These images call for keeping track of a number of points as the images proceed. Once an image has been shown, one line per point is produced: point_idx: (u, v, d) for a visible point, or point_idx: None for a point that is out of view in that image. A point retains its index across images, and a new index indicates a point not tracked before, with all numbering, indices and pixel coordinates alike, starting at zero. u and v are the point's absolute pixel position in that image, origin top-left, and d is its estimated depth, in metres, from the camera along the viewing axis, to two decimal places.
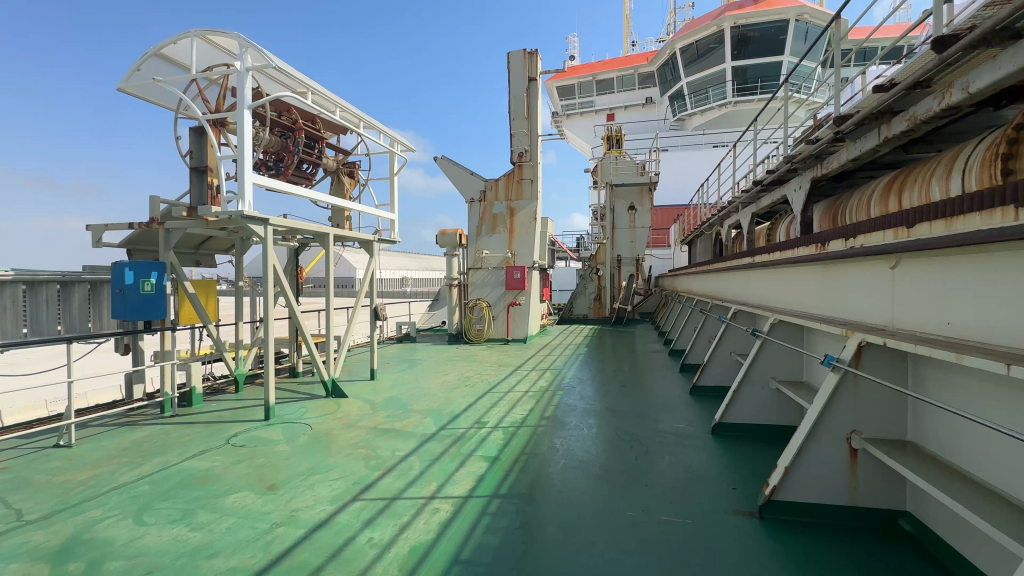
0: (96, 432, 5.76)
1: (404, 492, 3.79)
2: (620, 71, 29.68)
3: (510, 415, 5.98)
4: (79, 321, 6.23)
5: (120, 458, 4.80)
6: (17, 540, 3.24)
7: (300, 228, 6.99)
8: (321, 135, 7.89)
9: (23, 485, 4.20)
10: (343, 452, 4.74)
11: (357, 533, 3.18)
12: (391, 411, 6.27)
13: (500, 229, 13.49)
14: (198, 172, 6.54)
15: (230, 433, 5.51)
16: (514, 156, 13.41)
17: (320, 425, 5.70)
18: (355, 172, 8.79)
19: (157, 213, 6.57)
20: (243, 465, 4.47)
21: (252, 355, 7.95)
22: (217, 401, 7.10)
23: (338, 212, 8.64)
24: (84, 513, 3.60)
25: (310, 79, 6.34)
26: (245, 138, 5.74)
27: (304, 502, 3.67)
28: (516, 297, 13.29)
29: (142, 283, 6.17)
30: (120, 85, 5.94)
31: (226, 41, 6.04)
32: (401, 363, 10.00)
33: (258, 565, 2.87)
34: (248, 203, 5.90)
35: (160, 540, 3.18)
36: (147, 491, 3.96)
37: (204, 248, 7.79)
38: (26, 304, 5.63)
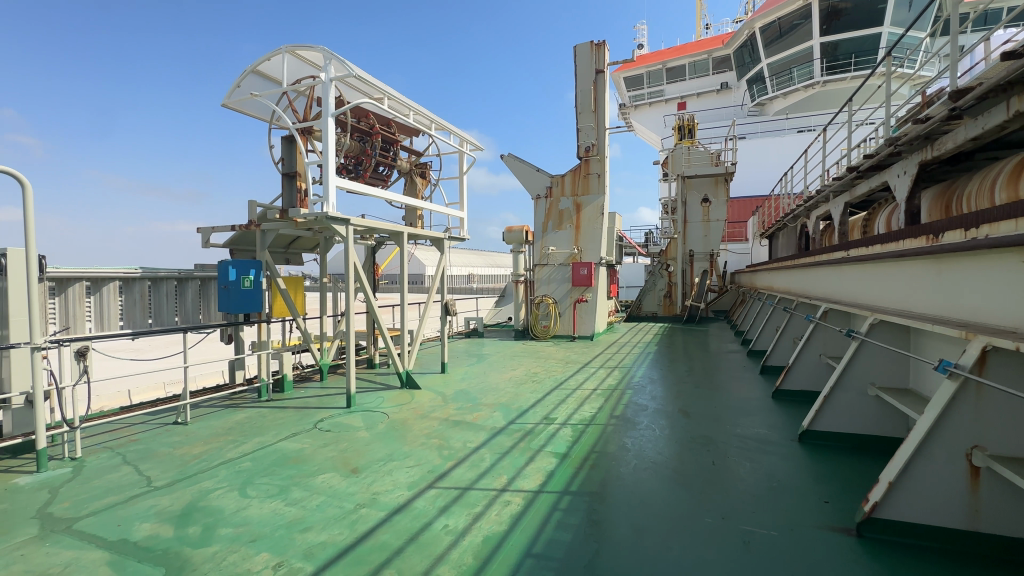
0: (206, 413, 6.47)
1: (477, 483, 3.90)
2: (692, 57, 28.13)
3: (578, 412, 5.93)
4: (193, 312, 7.03)
5: (225, 436, 5.37)
6: (147, 503, 3.73)
7: (377, 227, 7.38)
8: (396, 138, 8.26)
9: (151, 455, 4.82)
10: (417, 441, 4.96)
11: (434, 519, 3.32)
12: (461, 404, 6.46)
13: (566, 225, 13.40)
14: (289, 177, 7.09)
15: (316, 418, 5.96)
16: (580, 151, 13.23)
17: (396, 414, 6.00)
18: (427, 172, 9.12)
19: (254, 216, 7.23)
20: (330, 448, 4.83)
21: (335, 347, 8.52)
22: (305, 388, 7.72)
23: (411, 212, 9.01)
24: (198, 483, 4.07)
25: (386, 84, 6.65)
26: (329, 144, 6.15)
27: (384, 486, 3.89)
28: (583, 294, 13.15)
29: (243, 279, 6.83)
30: (224, 102, 6.64)
31: (312, 54, 6.50)
32: (470, 357, 10.27)
33: (345, 542, 3.08)
34: (332, 204, 6.32)
35: (262, 512, 3.51)
36: (249, 467, 4.39)
37: (294, 247, 8.46)
38: (151, 297, 6.45)
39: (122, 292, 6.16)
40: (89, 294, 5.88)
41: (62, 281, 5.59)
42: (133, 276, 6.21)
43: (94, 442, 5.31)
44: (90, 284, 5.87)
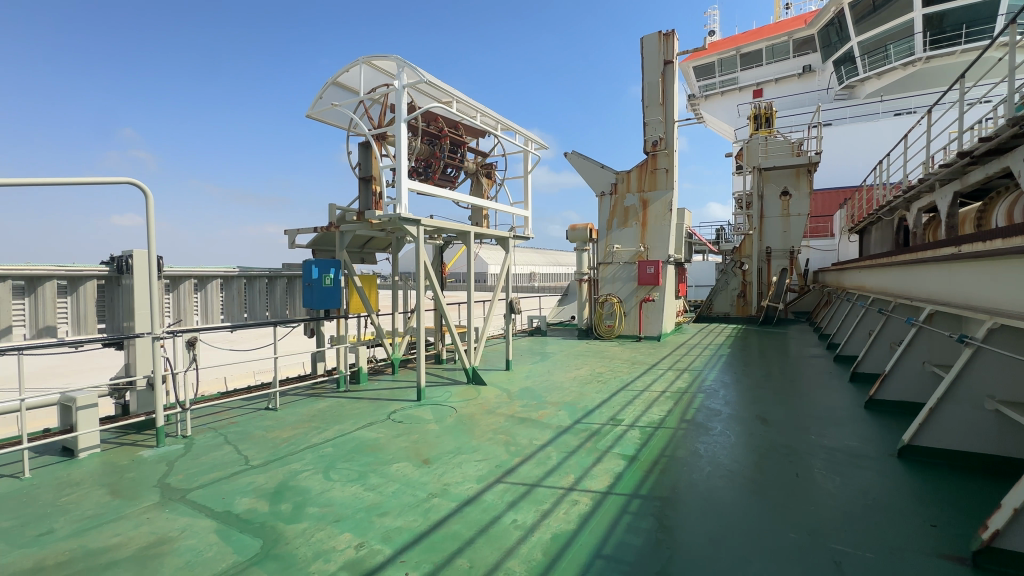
0: (292, 400, 7.02)
1: (544, 480, 3.93)
2: (770, 40, 26.24)
3: (646, 414, 5.78)
4: (280, 308, 7.66)
5: (309, 423, 5.79)
6: (246, 480, 4.13)
7: (446, 227, 7.63)
8: (463, 140, 8.47)
9: (248, 437, 5.32)
10: (484, 436, 5.07)
11: (502, 513, 3.39)
12: (526, 401, 6.52)
13: (632, 222, 13.08)
14: (365, 181, 7.51)
15: (389, 409, 6.28)
16: (646, 146, 12.84)
17: (463, 409, 6.17)
18: (493, 172, 9.27)
19: (334, 218, 7.73)
20: (402, 438, 5.06)
21: (405, 342, 8.89)
22: (378, 380, 8.16)
23: (477, 211, 9.20)
24: (288, 464, 4.43)
25: (454, 88, 6.85)
26: (401, 149, 6.43)
27: (454, 478, 4.02)
28: (649, 293, 12.76)
29: (323, 278, 7.34)
30: (308, 113, 7.17)
31: (386, 63, 6.84)
32: (534, 355, 10.31)
33: (419, 529, 3.22)
34: (404, 206, 6.61)
35: (344, 495, 3.77)
36: (331, 452, 4.72)
37: (368, 247, 8.94)
38: (246, 294, 7.10)
39: (223, 289, 6.81)
40: (196, 291, 6.53)
41: (175, 278, 6.25)
42: (232, 274, 6.86)
43: (200, 423, 5.94)
44: (197, 281, 6.52)
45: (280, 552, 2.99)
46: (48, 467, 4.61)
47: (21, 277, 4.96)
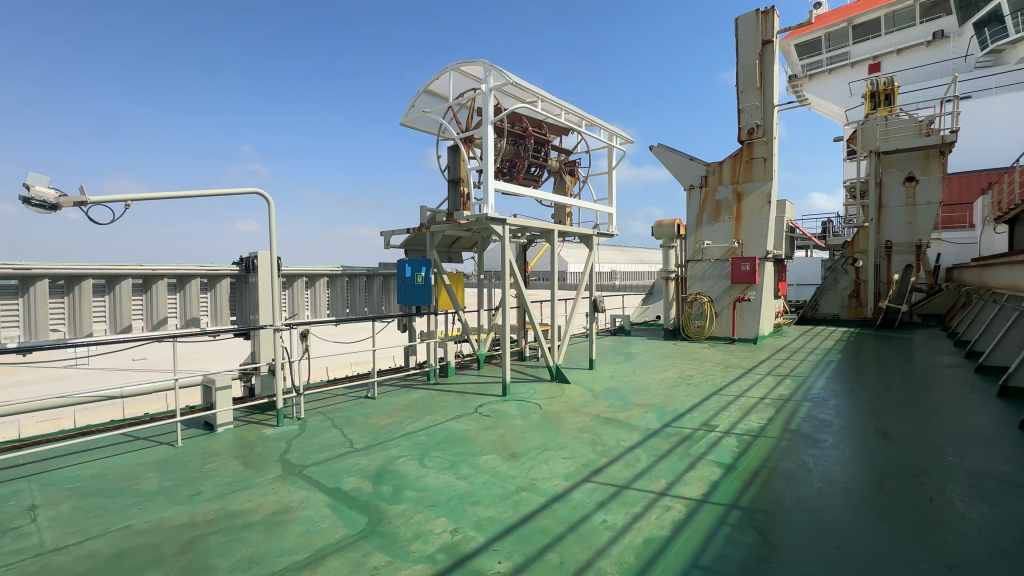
0: (388, 391, 7.53)
1: (634, 483, 3.84)
2: (890, 7, 23.00)
3: (744, 421, 5.40)
4: (377, 304, 8.25)
5: (404, 412, 6.17)
6: (352, 461, 4.50)
7: (530, 226, 7.72)
8: (547, 138, 8.49)
9: (351, 422, 5.80)
10: (571, 434, 5.06)
11: (592, 512, 3.37)
12: (612, 402, 6.40)
13: (724, 216, 12.27)
14: (453, 184, 7.82)
15: (476, 403, 6.49)
16: (741, 134, 11.96)
17: (548, 407, 6.20)
18: (575, 169, 9.18)
19: (425, 220, 8.15)
20: (490, 432, 5.22)
21: (490, 339, 9.12)
22: (465, 375, 8.48)
23: (560, 209, 9.17)
24: (387, 450, 4.77)
25: (539, 88, 6.90)
26: (488, 150, 6.62)
27: (542, 474, 4.06)
28: (744, 292, 11.88)
29: (415, 276, 7.76)
30: (402, 121, 7.66)
31: (474, 69, 7.07)
32: (618, 355, 10.07)
33: (509, 520, 3.31)
34: (490, 206, 6.79)
35: (438, 482, 3.98)
36: (425, 441, 4.99)
37: (455, 247, 9.28)
38: (348, 291, 7.73)
39: (329, 287, 7.47)
40: (308, 288, 7.21)
41: (290, 277, 6.97)
42: (336, 273, 7.50)
43: (312, 407, 6.59)
44: (308, 279, 7.19)
45: (384, 530, 3.23)
46: (195, 439, 5.39)
47: (172, 276, 5.82)
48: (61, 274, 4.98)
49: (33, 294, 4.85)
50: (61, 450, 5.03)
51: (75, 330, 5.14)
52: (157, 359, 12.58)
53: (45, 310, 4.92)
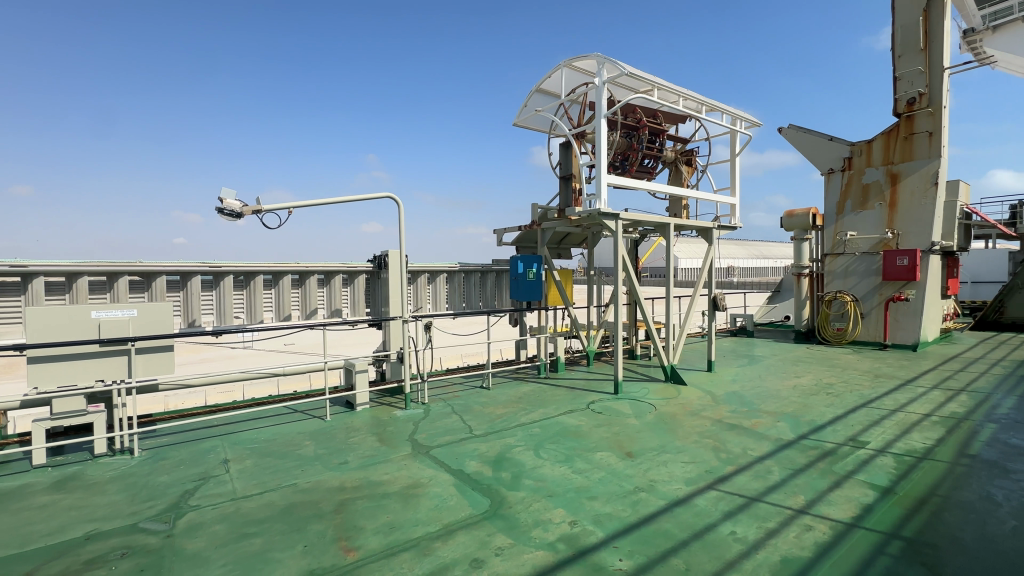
0: (501, 382, 7.83)
1: (766, 496, 3.54)
2: None
3: (903, 441, 4.65)
4: (490, 299, 8.63)
5: (517, 404, 6.39)
6: (472, 446, 4.78)
7: (643, 220, 7.46)
8: (662, 128, 8.10)
9: (470, 410, 6.16)
10: (690, 438, 4.82)
11: (718, 522, 3.18)
12: (735, 407, 5.95)
13: (874, 203, 10.64)
14: (564, 180, 7.85)
15: (588, 399, 6.48)
16: (898, 106, 10.26)
17: (663, 408, 5.96)
18: (693, 159, 8.63)
19: (536, 216, 8.33)
20: (604, 429, 5.18)
21: (599, 336, 8.99)
22: (574, 371, 8.49)
23: (676, 201, 8.69)
24: (504, 438, 4.98)
25: (656, 76, 6.61)
26: (601, 145, 6.53)
27: (660, 476, 3.93)
28: (899, 291, 10.22)
29: (527, 272, 7.95)
30: (515, 121, 7.91)
31: (586, 63, 7.02)
32: (740, 358, 9.30)
33: (629, 519, 3.27)
34: (604, 200, 6.69)
35: (554, 473, 4.06)
36: (539, 433, 5.12)
37: (564, 243, 9.26)
38: (464, 286, 8.19)
39: (447, 282, 7.98)
40: (429, 283, 7.77)
41: (415, 273, 7.58)
42: (454, 269, 7.98)
43: (434, 394, 7.12)
44: (429, 275, 7.75)
45: (506, 514, 3.39)
46: (340, 415, 6.16)
47: (321, 272, 6.70)
48: (241, 271, 6.04)
49: (222, 287, 5.96)
50: (241, 416, 6.10)
51: (251, 317, 6.18)
52: (306, 344, 14.54)
53: (230, 300, 6.01)
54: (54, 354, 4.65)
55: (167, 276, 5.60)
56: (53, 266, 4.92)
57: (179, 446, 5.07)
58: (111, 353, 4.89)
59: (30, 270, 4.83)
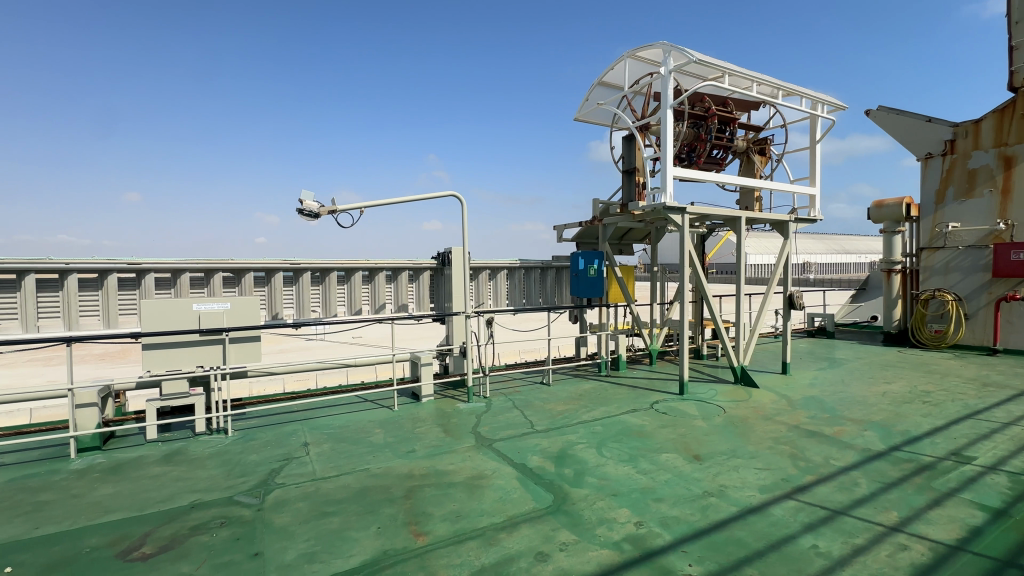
0: (561, 379, 7.81)
1: (853, 510, 3.28)
2: None
3: (1021, 458, 4.12)
4: (550, 295, 8.62)
5: (578, 401, 6.35)
6: (533, 441, 4.82)
7: (712, 214, 7.11)
8: (734, 116, 7.66)
9: (530, 405, 6.21)
10: (764, 444, 4.56)
11: (798, 533, 3.00)
12: (814, 413, 5.54)
13: (983, 190, 9.45)
14: (628, 174, 7.66)
15: (651, 399, 6.31)
16: (1014, 80, 9.03)
17: (733, 411, 5.67)
18: (767, 148, 8.10)
19: (598, 212, 8.20)
20: (669, 430, 5.02)
21: (663, 334, 8.70)
22: (636, 369, 8.29)
23: (748, 193, 8.20)
24: (566, 435, 4.97)
25: (728, 61, 6.26)
26: (667, 136, 6.29)
27: (732, 481, 3.76)
28: (1013, 290, 9.02)
29: (588, 269, 7.88)
30: (577, 116, 7.83)
31: (651, 53, 6.80)
32: (819, 361, 8.65)
33: (699, 523, 3.15)
34: (669, 194, 6.46)
35: (618, 472, 4.00)
36: (601, 431, 5.06)
37: (626, 239, 9.03)
38: (525, 282, 8.24)
39: (508, 278, 8.06)
40: (490, 279, 7.88)
41: (477, 269, 7.73)
42: (514, 265, 8.05)
43: (495, 388, 7.24)
44: (491, 271, 7.87)
45: (569, 510, 3.39)
46: (407, 405, 6.44)
47: (389, 269, 7.00)
48: (317, 268, 6.44)
49: (301, 282, 6.40)
50: (318, 403, 6.53)
51: (326, 311, 6.57)
52: (373, 338, 15.29)
53: (308, 295, 6.44)
54: (163, 342, 5.23)
55: (254, 272, 6.10)
56: (161, 263, 5.53)
57: (265, 428, 5.52)
58: (208, 341, 5.42)
59: (143, 267, 5.47)
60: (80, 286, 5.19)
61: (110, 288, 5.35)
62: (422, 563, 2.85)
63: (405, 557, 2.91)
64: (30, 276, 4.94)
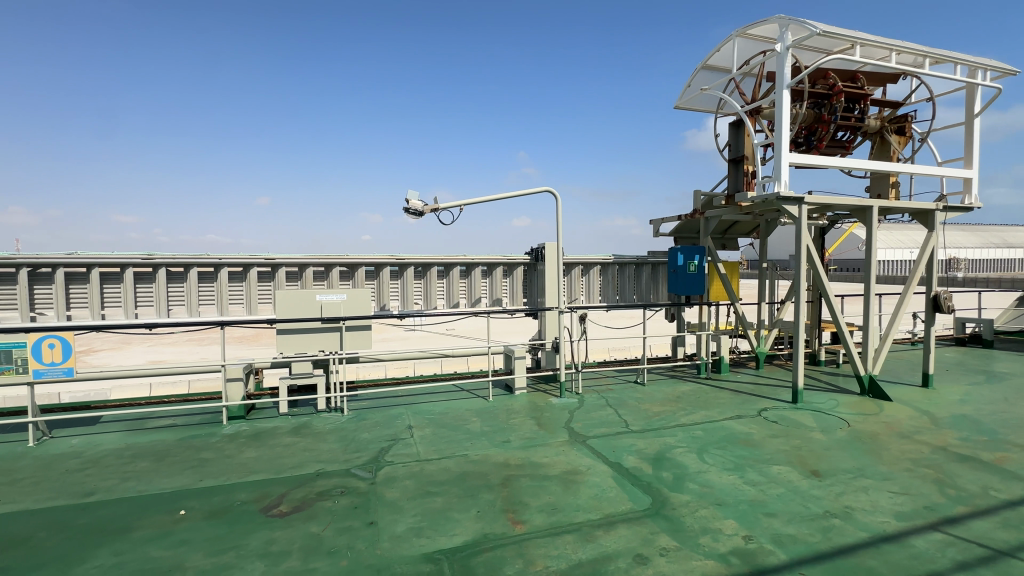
0: (657, 379, 7.51)
1: (1022, 552, 2.76)
2: None
3: None
4: (646, 292, 8.31)
5: (675, 403, 6.06)
6: (629, 441, 4.70)
7: (836, 203, 6.34)
8: (865, 92, 6.74)
9: (624, 404, 6.06)
10: (900, 465, 4.00)
11: (948, 572, 2.59)
12: (967, 435, 4.73)
13: None
14: (734, 163, 7.14)
15: (759, 406, 5.83)
16: None
17: (860, 425, 5.04)
18: (908, 126, 7.01)
19: (700, 204, 7.73)
20: (780, 440, 4.61)
21: (772, 337, 7.96)
22: (741, 373, 7.70)
23: (881, 179, 7.17)
24: (663, 437, 4.78)
25: (860, 30, 5.52)
26: (783, 119, 5.73)
27: (859, 503, 3.35)
28: None
29: (687, 265, 7.48)
30: (678, 104, 7.45)
31: (764, 29, 6.23)
32: (972, 374, 7.35)
33: (819, 546, 2.86)
34: (784, 183, 5.89)
35: (723, 481, 3.76)
36: (702, 436, 4.79)
37: (731, 233, 8.41)
38: (618, 278, 8.04)
39: (601, 274, 7.93)
40: (583, 275, 7.81)
41: (570, 264, 7.70)
42: (608, 261, 7.89)
43: (587, 385, 7.17)
44: (583, 267, 7.79)
45: (669, 515, 3.27)
46: (501, 397, 6.62)
47: (484, 264, 7.23)
48: (420, 263, 6.85)
49: (405, 276, 6.85)
50: (419, 390, 6.96)
51: (427, 303, 6.97)
52: (466, 330, 15.93)
53: (411, 288, 6.87)
54: (293, 328, 5.94)
55: (366, 267, 6.66)
56: (290, 258, 6.25)
57: (374, 410, 6.03)
58: (328, 329, 6.04)
59: (277, 262, 6.22)
60: (229, 277, 6.07)
61: (252, 279, 6.17)
62: (521, 550, 2.93)
63: (505, 543, 3.01)
64: (193, 270, 5.89)
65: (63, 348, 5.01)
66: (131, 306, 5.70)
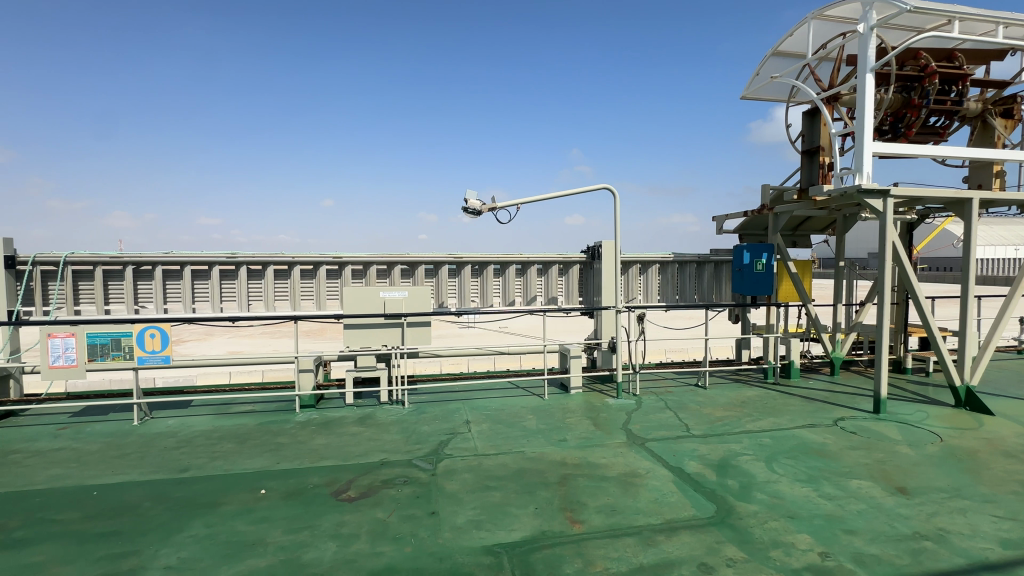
0: (719, 382, 7.19)
1: None
2: None
3: None
4: (708, 292, 7.97)
5: (740, 409, 5.78)
6: (691, 446, 4.54)
7: (927, 196, 5.77)
8: (964, 71, 6.09)
9: (685, 407, 5.86)
10: (1005, 487, 3.59)
11: None
12: None
13: None
14: (808, 154, 6.68)
15: (835, 415, 5.43)
16: None
17: (954, 440, 4.57)
18: (1017, 107, 6.26)
19: (768, 199, 7.30)
20: (861, 453, 4.27)
21: (850, 341, 7.37)
22: (813, 379, 7.20)
23: (982, 168, 6.45)
24: (728, 443, 4.57)
25: (959, 3, 4.98)
26: (866, 106, 5.29)
27: (956, 526, 3.04)
28: None
29: (754, 264, 7.10)
30: (744, 94, 7.08)
31: (844, 9, 5.78)
32: None
33: (908, 569, 2.63)
34: (866, 175, 5.44)
35: (795, 493, 3.54)
36: (770, 444, 4.54)
37: (804, 229, 7.88)
38: (678, 277, 7.76)
39: (660, 273, 7.68)
40: (640, 274, 7.61)
41: (627, 263, 7.54)
42: (667, 260, 7.63)
43: (645, 386, 6.99)
44: (641, 266, 7.59)
45: (736, 524, 3.13)
46: (556, 395, 6.61)
47: (540, 262, 7.24)
48: (477, 261, 6.99)
49: (463, 274, 7.00)
50: (476, 386, 7.10)
51: (484, 301, 7.09)
52: (519, 328, 16.03)
53: (468, 286, 7.01)
54: (358, 323, 6.23)
55: (426, 265, 6.86)
56: (356, 257, 6.56)
57: (433, 404, 6.21)
58: (391, 324, 6.29)
59: (343, 260, 6.55)
60: (302, 275, 6.47)
61: (321, 277, 6.53)
62: (580, 550, 2.92)
63: (564, 541, 3.01)
64: (270, 267, 6.34)
65: (162, 338, 5.57)
66: (216, 300, 6.21)
